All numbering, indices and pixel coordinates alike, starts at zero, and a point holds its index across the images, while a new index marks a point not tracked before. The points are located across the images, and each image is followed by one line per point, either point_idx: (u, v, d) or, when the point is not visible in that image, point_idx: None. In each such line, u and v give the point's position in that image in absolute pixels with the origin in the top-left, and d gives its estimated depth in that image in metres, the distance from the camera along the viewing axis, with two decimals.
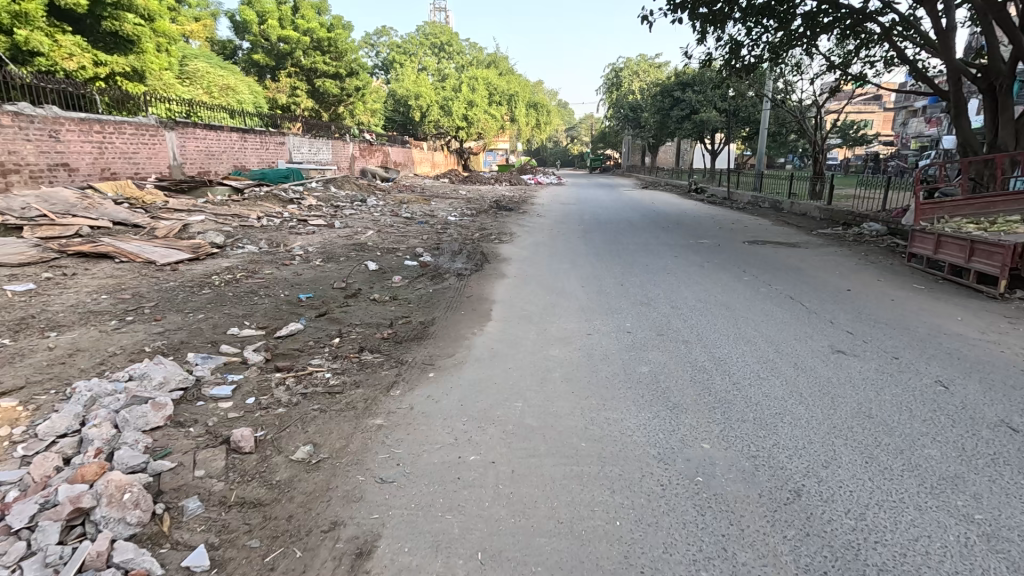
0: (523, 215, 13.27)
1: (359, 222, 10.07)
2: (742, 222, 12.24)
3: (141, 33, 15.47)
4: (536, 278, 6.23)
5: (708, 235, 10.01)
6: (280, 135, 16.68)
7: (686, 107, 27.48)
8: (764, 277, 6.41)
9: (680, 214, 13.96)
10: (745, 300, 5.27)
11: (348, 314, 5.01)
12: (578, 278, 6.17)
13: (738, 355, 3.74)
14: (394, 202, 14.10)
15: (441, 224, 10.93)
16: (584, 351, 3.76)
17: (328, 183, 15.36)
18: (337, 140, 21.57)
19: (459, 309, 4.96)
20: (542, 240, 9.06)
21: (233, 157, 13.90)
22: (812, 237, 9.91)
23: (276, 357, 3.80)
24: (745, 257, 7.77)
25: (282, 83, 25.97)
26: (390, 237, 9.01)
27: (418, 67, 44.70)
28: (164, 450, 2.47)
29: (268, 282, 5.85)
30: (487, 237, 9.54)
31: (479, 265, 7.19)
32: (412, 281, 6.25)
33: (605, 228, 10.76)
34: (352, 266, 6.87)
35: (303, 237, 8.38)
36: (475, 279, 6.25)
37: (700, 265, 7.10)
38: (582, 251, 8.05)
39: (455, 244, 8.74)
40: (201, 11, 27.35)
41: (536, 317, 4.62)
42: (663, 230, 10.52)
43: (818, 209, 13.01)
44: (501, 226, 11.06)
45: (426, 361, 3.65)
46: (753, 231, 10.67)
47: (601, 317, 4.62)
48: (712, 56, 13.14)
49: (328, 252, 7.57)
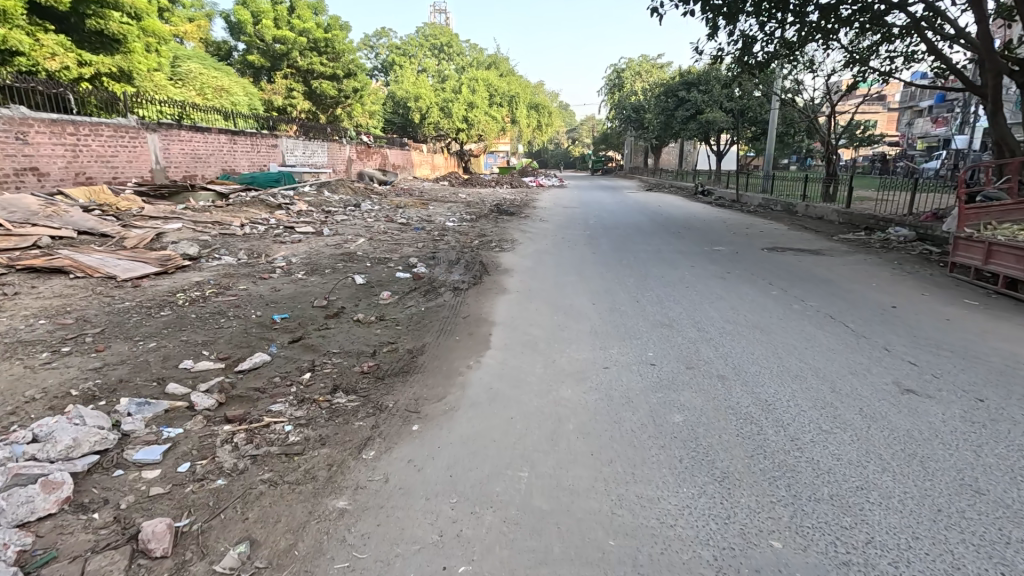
0: (525, 220, 12.66)
1: (350, 229, 9.45)
2: (757, 227, 11.58)
3: (128, 32, 14.89)
4: (541, 293, 5.58)
5: (723, 241, 9.35)
6: (274, 137, 16.11)
7: (690, 108, 26.86)
8: (794, 290, 5.76)
9: (689, 218, 13.31)
10: (780, 320, 4.61)
11: (326, 340, 4.37)
12: (587, 294, 5.52)
13: (788, 395, 3.09)
14: (390, 207, 13.50)
15: (438, 231, 10.31)
16: (602, 393, 3.12)
17: (322, 187, 14.77)
18: (334, 142, 21.02)
19: (454, 334, 4.30)
20: (545, 248, 8.43)
21: (222, 160, 13.31)
22: (834, 243, 9.27)
23: (230, 400, 3.16)
24: (768, 267, 7.12)
25: (278, 84, 25.43)
26: (382, 246, 8.38)
27: (417, 68, 44.14)
28: (44, 556, 1.84)
29: (240, 299, 5.21)
30: (487, 245, 8.92)
31: (477, 278, 6.56)
32: (403, 297, 5.61)
33: (612, 233, 10.11)
34: (337, 280, 6.24)
35: (287, 245, 7.76)
36: (474, 295, 5.61)
37: (721, 276, 6.45)
38: (590, 260, 7.41)
39: (452, 253, 8.11)
40: (195, 12, 26.84)
41: (542, 343, 3.97)
42: (674, 236, 9.86)
43: (836, 213, 12.36)
44: (502, 232, 10.42)
45: (411, 406, 3.01)
46: (770, 236, 10.03)
47: (619, 344, 3.97)
48: (723, 53, 12.51)
49: (313, 263, 6.95)
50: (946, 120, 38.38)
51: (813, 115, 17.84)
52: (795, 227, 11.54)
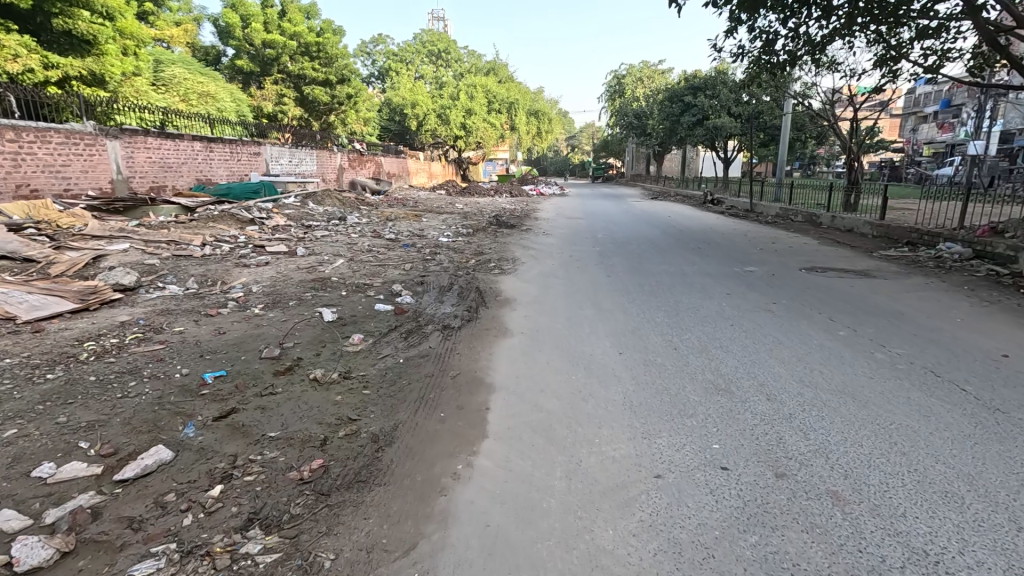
0: (528, 233, 11.58)
1: (330, 248, 8.36)
2: (784, 241, 10.45)
3: (99, 32, 13.81)
4: (552, 336, 4.44)
5: (752, 259, 8.23)
6: (257, 145, 14.91)
7: (697, 113, 25.90)
8: (865, 329, 4.67)
9: (705, 231, 12.20)
10: (871, 381, 3.50)
11: (267, 415, 3.22)
12: (608, 337, 4.39)
13: (959, 545, 1.95)
14: (380, 219, 12.45)
15: (430, 248, 9.18)
16: (663, 538, 1.99)
17: (307, 199, 13.66)
18: (325, 150, 19.95)
19: (438, 407, 3.16)
20: (551, 270, 7.33)
21: (197, 169, 12.24)
22: (880, 262, 8.15)
23: (80, 547, 2.03)
24: (818, 295, 5.99)
25: (268, 90, 24.27)
26: (363, 268, 7.27)
27: (414, 75, 43.27)
28: None
29: (167, 348, 4.08)
30: (485, 265, 7.84)
31: (472, 311, 5.45)
32: (378, 341, 4.50)
33: (625, 250, 8.98)
34: (303, 317, 5.11)
35: (249, 269, 6.64)
36: (468, 337, 4.47)
37: (768, 310, 5.32)
38: (607, 287, 6.29)
39: (445, 276, 7.02)
40: (182, 16, 25.84)
41: (560, 426, 2.84)
42: (696, 254, 8.74)
43: (868, 224, 11.30)
44: (502, 248, 9.33)
45: (360, 568, 1.88)
46: (803, 253, 8.94)
47: (666, 428, 2.83)
48: (742, 52, 11.55)
49: (276, 294, 5.82)
50: (952, 125, 37.93)
51: (832, 118, 16.82)
52: (826, 241, 10.46)
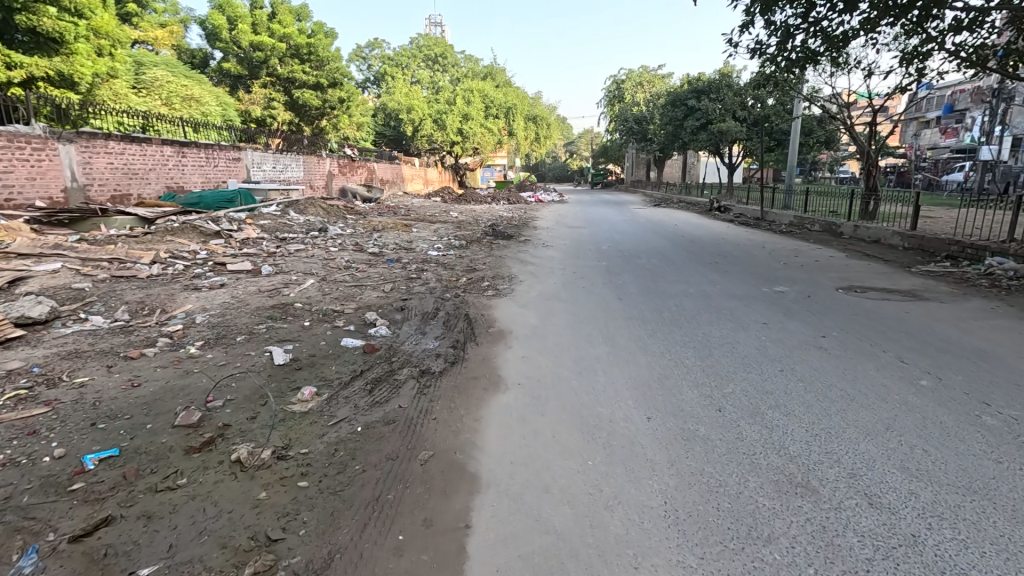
0: (526, 244, 10.63)
1: (303, 264, 7.40)
2: (807, 254, 9.51)
3: (67, 30, 12.88)
4: (556, 390, 3.47)
5: (779, 278, 7.27)
6: (237, 150, 13.95)
7: (700, 118, 25.01)
8: (950, 375, 3.71)
9: (718, 242, 11.25)
10: (1002, 468, 2.52)
11: (150, 531, 2.23)
12: (630, 390, 3.43)
13: None
14: (366, 230, 11.52)
15: (416, 263, 8.20)
16: None
17: (288, 207, 12.70)
18: (314, 155, 19.02)
19: (395, 523, 2.19)
20: (553, 291, 6.37)
21: (167, 176, 11.28)
22: (925, 279, 7.21)
23: None
24: (871, 325, 5.04)
25: (256, 94, 23.35)
26: (337, 289, 6.31)
27: (409, 80, 42.36)
28: None
29: (49, 412, 3.10)
30: (477, 285, 6.89)
31: (458, 348, 4.46)
32: (335, 396, 3.51)
33: (635, 266, 8.04)
34: (247, 359, 4.12)
35: (199, 293, 5.66)
36: (450, 391, 3.50)
37: (818, 346, 4.37)
38: (619, 315, 5.32)
39: (430, 300, 6.05)
40: (169, 18, 24.96)
41: (576, 570, 1.88)
42: (715, 270, 7.79)
43: (895, 235, 10.40)
44: (498, 264, 8.38)
45: None
46: (833, 268, 8.01)
47: (737, 571, 1.87)
48: (759, 48, 10.69)
49: (223, 326, 4.84)
50: (956, 130, 37.24)
51: (849, 120, 15.90)
52: (853, 254, 9.54)
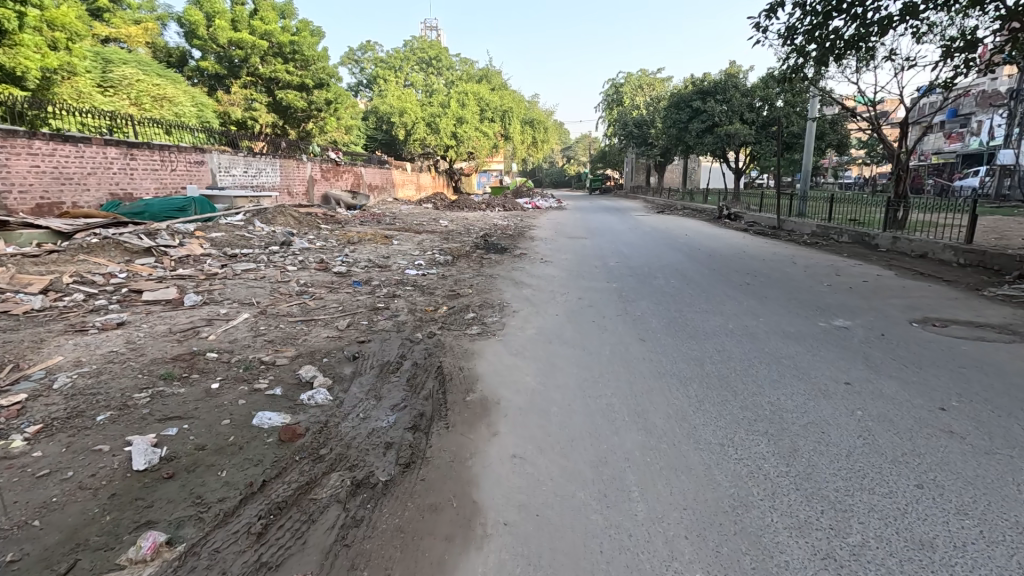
0: (521, 259, 9.25)
1: (246, 291, 5.99)
2: (849, 272, 8.16)
3: (7, 18, 11.43)
4: (568, 542, 2.07)
5: (833, 307, 5.91)
6: (201, 152, 12.54)
7: (706, 120, 23.55)
8: None
9: (741, 257, 9.88)
10: None
11: None
12: (693, 546, 2.04)
13: None
14: (341, 243, 10.15)
15: (388, 287, 6.78)
16: None
17: (254, 216, 11.28)
18: (293, 159, 17.61)
19: None
20: (554, 330, 4.96)
21: (110, 182, 9.87)
22: (1012, 308, 5.85)
23: None
24: (995, 384, 3.67)
25: (235, 94, 21.93)
26: (277, 326, 4.90)
27: (401, 82, 40.89)
28: None
29: None
30: (459, 318, 5.49)
31: (417, 438, 3.03)
32: (192, 556, 2.07)
33: (653, 291, 6.68)
34: (90, 460, 2.69)
35: (81, 336, 4.23)
36: (390, 544, 2.09)
37: (947, 430, 2.97)
38: (645, 371, 3.91)
39: (394, 343, 4.65)
40: (145, 14, 23.52)
41: None
42: (750, 297, 6.43)
43: (946, 249, 9.10)
44: (487, 286, 7.00)
45: None
46: (890, 294, 6.67)
47: None
48: (789, 35, 9.34)
49: (88, 392, 3.41)
50: (960, 134, 36.20)
51: (874, 121, 14.56)
52: (902, 272, 8.23)
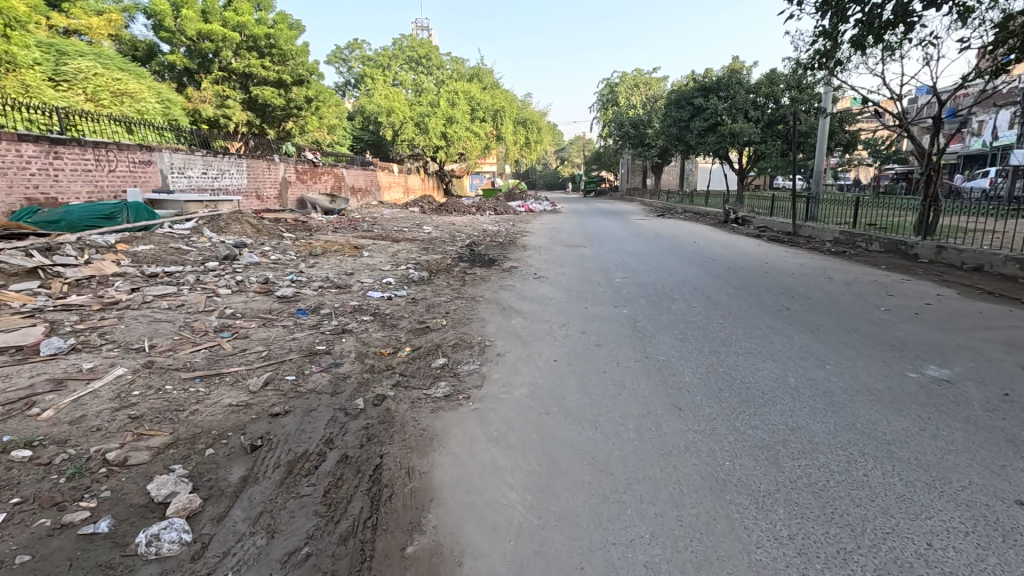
0: (511, 275, 7.85)
1: (143, 327, 4.52)
2: (903, 291, 6.83)
3: None
4: None
5: (915, 347, 4.54)
6: (149, 151, 11.03)
7: (709, 118, 22.34)
8: None
9: (766, 270, 8.55)
10: None
11: None
12: None
13: None
14: (301, 255, 8.71)
15: (340, 317, 5.34)
16: None
17: (205, 224, 9.78)
18: (263, 160, 16.06)
19: None
20: (550, 392, 3.52)
21: (26, 184, 8.37)
22: None
23: None
24: None
25: (206, 90, 20.26)
26: (158, 390, 3.43)
27: (389, 81, 39.36)
28: None
29: None
30: (424, 369, 4.03)
31: None
32: None
33: (673, 321, 5.28)
34: None
35: None
36: None
37: None
38: (695, 480, 2.49)
39: (321, 419, 3.19)
40: (111, 6, 21.90)
41: None
42: (803, 330, 5.03)
43: (1009, 261, 7.79)
44: (467, 314, 5.57)
45: None
46: (971, 323, 5.31)
47: None
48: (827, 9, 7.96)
49: None
50: (961, 136, 35.29)
51: (899, 116, 13.30)
52: (966, 290, 6.89)
